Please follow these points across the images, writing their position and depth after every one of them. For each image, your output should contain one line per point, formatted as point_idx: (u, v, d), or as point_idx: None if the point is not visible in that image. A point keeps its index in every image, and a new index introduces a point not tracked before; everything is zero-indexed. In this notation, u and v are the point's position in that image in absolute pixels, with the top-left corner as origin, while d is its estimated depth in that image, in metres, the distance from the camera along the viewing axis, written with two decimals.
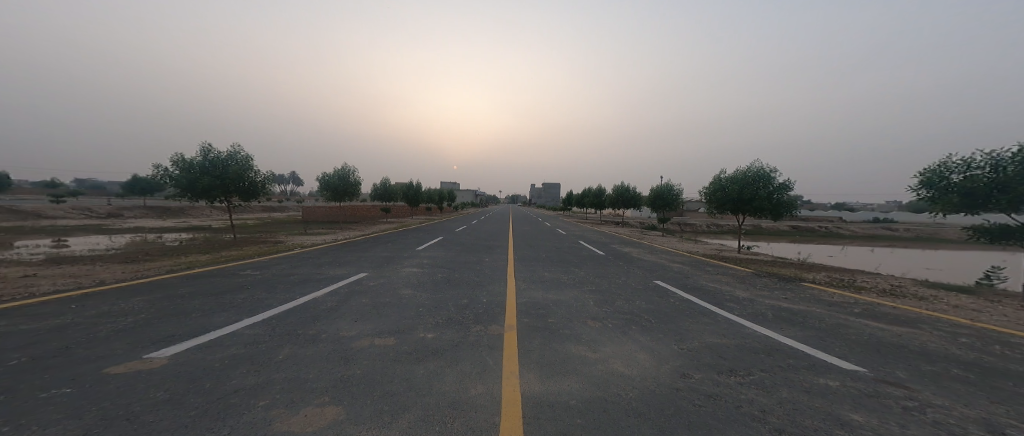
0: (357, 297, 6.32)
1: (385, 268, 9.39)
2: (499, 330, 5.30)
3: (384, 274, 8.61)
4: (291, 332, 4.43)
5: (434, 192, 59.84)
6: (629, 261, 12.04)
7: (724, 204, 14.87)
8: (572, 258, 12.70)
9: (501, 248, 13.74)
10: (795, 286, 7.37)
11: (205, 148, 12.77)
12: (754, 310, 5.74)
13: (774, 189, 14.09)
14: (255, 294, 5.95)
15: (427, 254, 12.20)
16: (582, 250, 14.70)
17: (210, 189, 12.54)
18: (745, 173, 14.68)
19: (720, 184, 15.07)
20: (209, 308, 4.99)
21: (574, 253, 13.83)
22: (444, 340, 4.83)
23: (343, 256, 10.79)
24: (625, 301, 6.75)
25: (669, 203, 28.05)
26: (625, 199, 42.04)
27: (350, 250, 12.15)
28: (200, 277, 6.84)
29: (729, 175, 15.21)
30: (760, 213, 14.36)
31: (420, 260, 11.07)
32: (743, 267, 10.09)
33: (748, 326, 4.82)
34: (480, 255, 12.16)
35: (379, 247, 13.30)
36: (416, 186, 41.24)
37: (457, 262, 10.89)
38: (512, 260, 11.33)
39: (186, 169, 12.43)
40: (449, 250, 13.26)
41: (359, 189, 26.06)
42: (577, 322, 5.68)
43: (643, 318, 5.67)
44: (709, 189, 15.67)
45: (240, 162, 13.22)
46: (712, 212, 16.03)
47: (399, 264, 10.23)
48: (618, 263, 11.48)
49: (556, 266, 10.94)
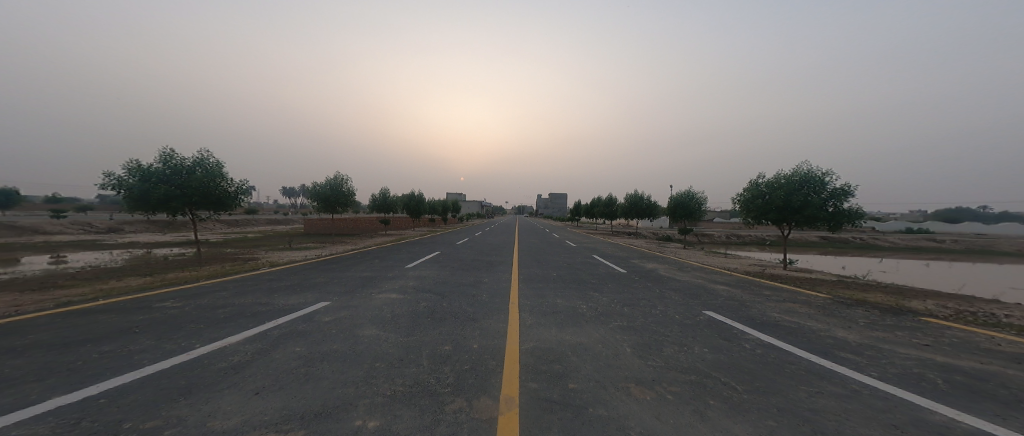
0: (290, 343, 4.38)
1: (356, 295, 7.42)
2: (490, 409, 3.29)
3: (350, 304, 6.64)
4: (114, 423, 2.48)
5: (438, 203, 58.22)
6: (660, 281, 9.86)
7: (767, 212, 12.73)
8: (588, 277, 10.61)
9: (504, 266, 11.68)
10: (916, 325, 5.22)
11: (166, 154, 11.12)
12: (900, 370, 3.58)
13: (830, 195, 11.87)
14: (135, 340, 4.06)
15: (414, 274, 10.22)
16: (599, 267, 12.65)
17: (168, 200, 10.86)
18: (792, 176, 12.54)
19: (761, 190, 12.99)
20: (21, 375, 3.09)
21: (590, 271, 11.72)
22: (395, 432, 2.85)
23: (311, 278, 8.84)
24: (677, 347, 4.70)
25: (691, 212, 25.76)
26: (639, 208, 39.67)
27: (325, 269, 10.26)
28: (86, 314, 4.98)
29: (771, 178, 13.06)
30: (812, 224, 12.13)
31: (405, 282, 9.17)
32: (812, 291, 7.92)
33: (928, 413, 2.71)
34: (478, 276, 10.12)
35: (362, 265, 11.46)
36: (419, 196, 39.68)
37: (450, 285, 8.89)
38: (517, 282, 9.28)
39: (142, 178, 10.80)
40: (443, 268, 11.25)
41: (353, 199, 24.46)
42: (614, 391, 3.64)
43: (719, 382, 3.59)
44: (747, 195, 13.54)
45: (208, 170, 11.56)
46: (750, 223, 13.86)
47: (377, 288, 8.26)
48: (645, 284, 9.39)
49: (571, 289, 8.87)
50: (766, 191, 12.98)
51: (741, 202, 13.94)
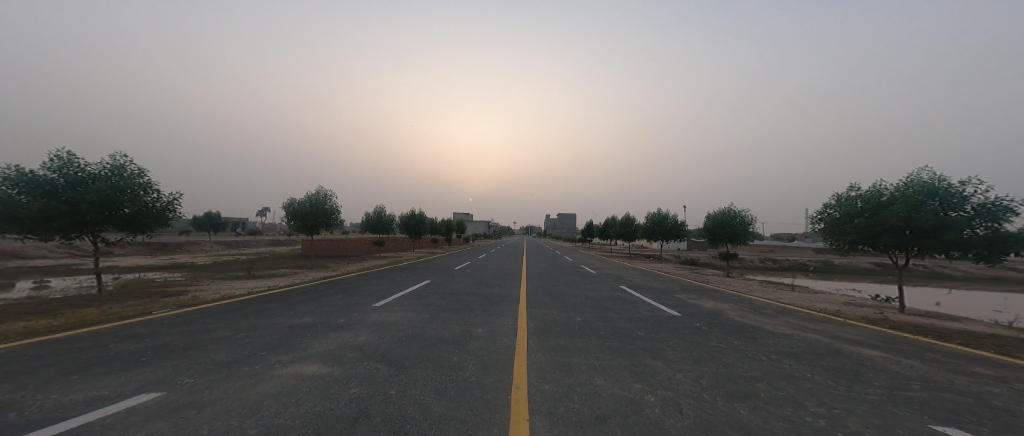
0: None
1: (241, 367, 4.20)
2: None
3: (204, 397, 3.43)
4: None
5: (443, 224, 55.18)
6: (745, 334, 6.42)
7: (878, 236, 9.36)
8: (630, 326, 7.18)
9: (508, 305, 8.37)
10: None
11: (63, 159, 8.82)
12: None
13: (973, 213, 8.57)
14: None
15: (374, 322, 6.94)
16: (638, 307, 9.27)
17: (54, 217, 8.44)
18: (908, 186, 9.30)
19: (864, 207, 9.69)
20: None
21: (629, 314, 8.31)
22: None
23: (202, 331, 5.65)
24: None
25: (731, 233, 22.07)
26: (664, 229, 35.96)
27: (247, 313, 7.09)
28: None
29: (876, 191, 9.76)
30: (953, 253, 8.66)
31: (354, 336, 5.97)
32: None
33: None
34: (468, 325, 6.81)
35: (310, 304, 8.30)
36: (421, 215, 36.79)
37: (419, 346, 5.63)
38: (526, 340, 5.94)
39: (24, 189, 8.47)
40: (420, 310, 7.94)
41: (335, 217, 21.70)
42: None
43: None
44: (839, 213, 10.23)
45: (119, 180, 9.22)
46: (844, 250, 10.42)
47: (296, 350, 5.07)
48: (728, 342, 5.98)
49: (612, 355, 5.49)
50: (868, 207, 9.71)
51: (828, 222, 10.59)
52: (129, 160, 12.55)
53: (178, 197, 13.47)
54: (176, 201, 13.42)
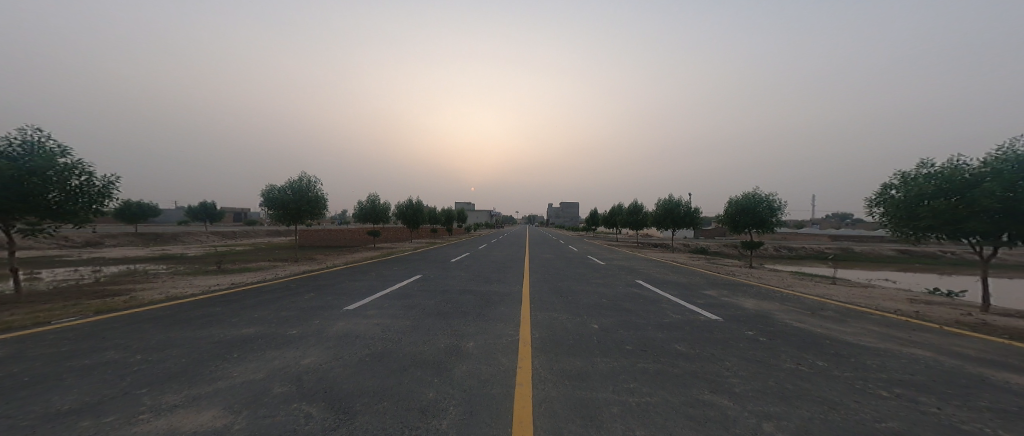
0: None
1: (80, 420, 2.64)
2: None
3: None
4: None
5: (443, 213, 53.59)
6: (825, 350, 4.79)
7: (964, 221, 7.59)
8: (665, 337, 5.57)
9: (508, 308, 6.78)
10: None
11: None
12: None
13: None
14: None
15: (333, 334, 5.36)
16: (666, 308, 7.65)
17: None
18: (1003, 159, 7.49)
19: (942, 187, 7.91)
20: None
21: (659, 318, 6.70)
22: None
23: (84, 352, 4.09)
24: None
25: (755, 219, 20.19)
26: (674, 215, 34.09)
27: (174, 321, 5.55)
28: None
29: (958, 166, 7.96)
30: None
31: (297, 356, 4.41)
32: None
33: None
34: (455, 336, 5.23)
35: (263, 307, 6.74)
36: (418, 203, 35.24)
37: (382, 371, 4.07)
38: (530, 362, 4.35)
39: None
40: (398, 314, 6.37)
41: (320, 205, 20.22)
42: None
43: None
44: (907, 195, 8.44)
45: (35, 160, 8.02)
46: (912, 237, 8.67)
47: (200, 382, 3.51)
48: (809, 363, 4.34)
49: (653, 387, 3.88)
50: (948, 187, 7.90)
51: (893, 206, 8.81)
52: (45, 133, 9.87)
53: (116, 180, 10.97)
54: (114, 185, 10.91)
